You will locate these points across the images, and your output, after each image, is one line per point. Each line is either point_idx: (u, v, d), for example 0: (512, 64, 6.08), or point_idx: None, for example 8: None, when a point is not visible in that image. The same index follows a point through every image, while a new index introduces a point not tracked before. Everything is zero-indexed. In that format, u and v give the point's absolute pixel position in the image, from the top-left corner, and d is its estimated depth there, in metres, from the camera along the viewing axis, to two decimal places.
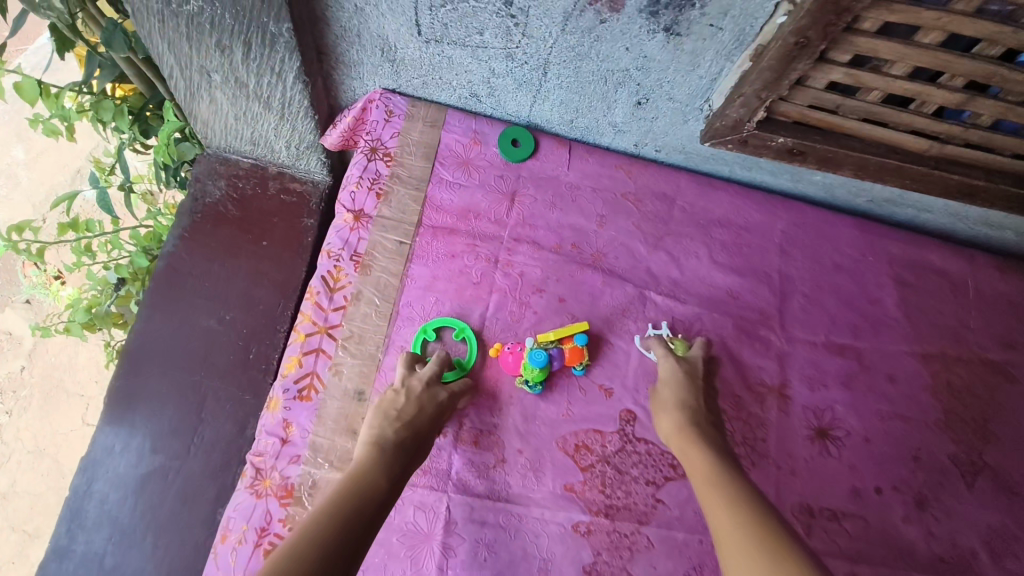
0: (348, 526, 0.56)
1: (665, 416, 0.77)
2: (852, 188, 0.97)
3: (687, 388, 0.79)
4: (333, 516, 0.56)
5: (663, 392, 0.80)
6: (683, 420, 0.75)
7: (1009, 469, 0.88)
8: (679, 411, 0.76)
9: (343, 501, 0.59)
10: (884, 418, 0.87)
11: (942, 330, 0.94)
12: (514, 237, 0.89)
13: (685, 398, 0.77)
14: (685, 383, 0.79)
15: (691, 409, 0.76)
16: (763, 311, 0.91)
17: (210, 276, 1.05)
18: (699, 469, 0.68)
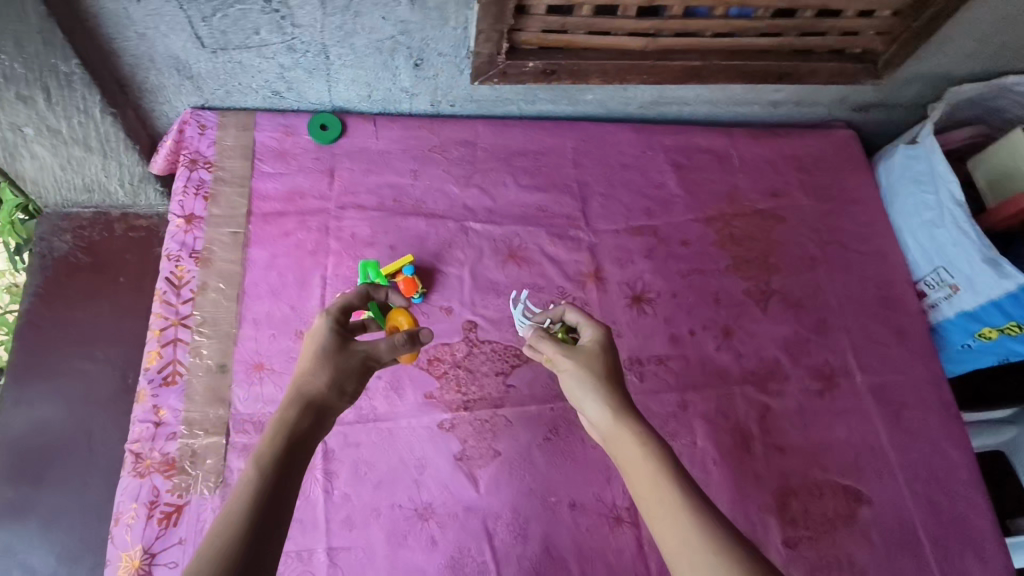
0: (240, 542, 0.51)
1: (586, 397, 0.68)
2: (621, 98, 1.15)
3: (592, 356, 0.71)
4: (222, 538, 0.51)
5: (581, 352, 0.71)
6: (610, 396, 0.67)
7: (793, 288, 1.06)
8: (591, 386, 0.68)
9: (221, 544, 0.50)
10: (684, 275, 1.04)
11: (718, 196, 1.12)
12: (340, 205, 1.00)
13: (602, 369, 0.69)
14: (602, 346, 0.71)
15: (603, 376, 0.68)
16: (570, 216, 1.06)
17: (76, 322, 1.10)
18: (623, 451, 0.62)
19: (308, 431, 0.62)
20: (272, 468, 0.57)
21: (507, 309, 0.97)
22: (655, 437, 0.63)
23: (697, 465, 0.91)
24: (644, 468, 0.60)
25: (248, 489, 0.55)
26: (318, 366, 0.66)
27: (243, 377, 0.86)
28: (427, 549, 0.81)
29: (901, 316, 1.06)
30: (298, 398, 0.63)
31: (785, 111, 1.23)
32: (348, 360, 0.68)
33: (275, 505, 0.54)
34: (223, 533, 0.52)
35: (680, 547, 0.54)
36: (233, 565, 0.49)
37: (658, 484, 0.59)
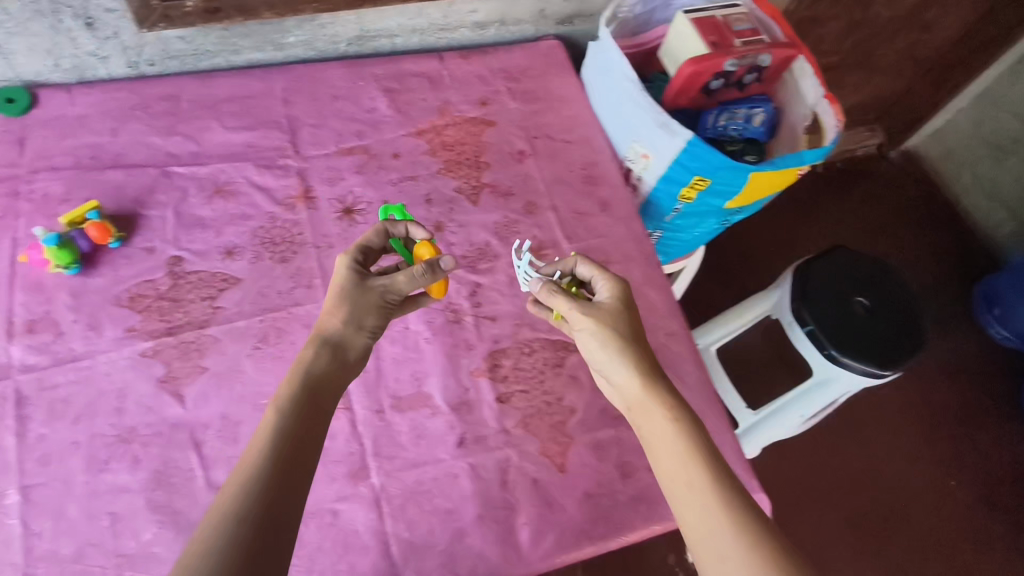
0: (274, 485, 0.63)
1: (611, 361, 0.82)
2: (327, 37, 1.20)
3: (620, 316, 0.84)
4: (262, 458, 0.64)
5: (598, 306, 0.84)
6: (628, 334, 0.82)
7: (502, 179, 1.13)
8: (611, 342, 0.82)
9: (238, 489, 0.61)
10: (396, 183, 1.10)
11: (429, 110, 1.18)
12: (32, 169, 1.01)
13: (613, 320, 0.83)
14: (619, 302, 0.86)
15: (622, 333, 0.82)
16: (279, 147, 1.09)
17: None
18: (653, 421, 0.76)
19: (326, 370, 0.75)
20: (292, 417, 0.69)
21: (213, 240, 0.99)
22: (682, 404, 0.77)
23: (408, 347, 0.96)
24: (671, 439, 0.73)
25: (277, 432, 0.67)
26: (338, 301, 0.80)
27: None
28: (130, 468, 0.83)
29: (605, 189, 1.16)
30: (322, 342, 0.76)
31: (495, 32, 1.31)
32: (366, 292, 0.81)
33: (298, 457, 0.66)
34: (249, 478, 0.62)
35: (692, 496, 0.69)
36: (250, 506, 0.60)
37: (676, 449, 0.73)
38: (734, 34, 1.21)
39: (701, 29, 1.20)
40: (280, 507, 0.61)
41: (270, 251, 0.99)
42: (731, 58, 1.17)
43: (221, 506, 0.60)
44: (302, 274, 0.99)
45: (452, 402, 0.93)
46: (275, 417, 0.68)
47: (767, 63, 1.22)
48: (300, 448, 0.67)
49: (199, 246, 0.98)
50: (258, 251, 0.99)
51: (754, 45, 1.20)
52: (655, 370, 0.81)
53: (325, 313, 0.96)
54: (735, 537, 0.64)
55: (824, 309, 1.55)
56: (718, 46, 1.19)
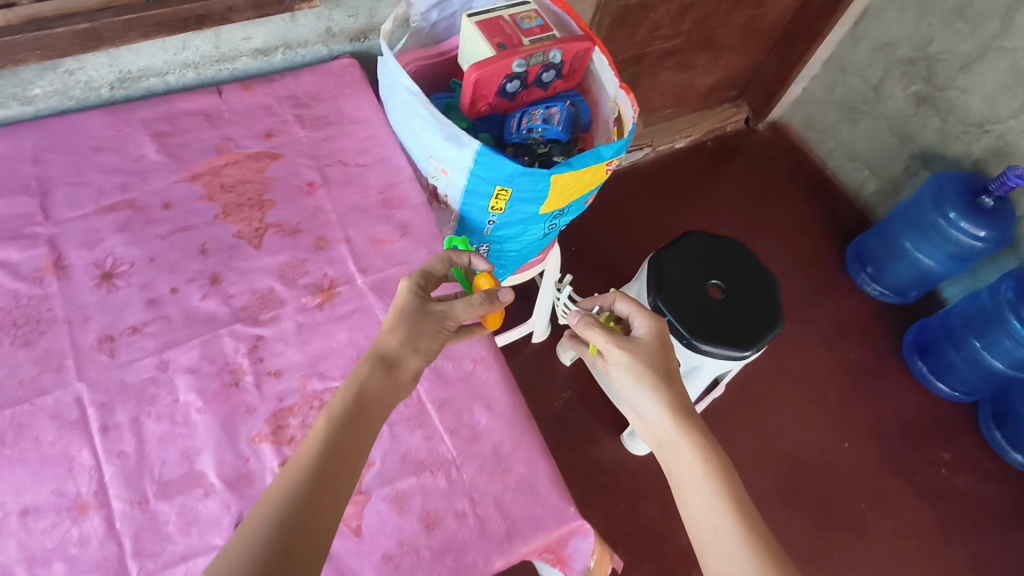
0: (302, 502, 0.69)
1: (637, 386, 0.96)
2: (80, 83, 1.08)
3: (654, 354, 0.98)
4: (300, 485, 0.70)
5: (634, 344, 0.99)
6: (665, 370, 0.96)
7: (289, 216, 1.05)
8: (643, 375, 0.96)
9: (284, 499, 0.69)
10: (165, 236, 0.99)
11: (204, 151, 1.08)
12: None
13: (650, 360, 0.97)
14: (656, 340, 1.00)
15: (658, 368, 0.96)
16: (25, 214, 0.97)
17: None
18: (687, 445, 0.90)
19: (380, 389, 0.82)
20: (339, 425, 0.76)
21: None
22: (707, 435, 0.92)
23: (177, 421, 0.86)
24: (700, 476, 0.87)
25: (317, 446, 0.74)
26: (395, 325, 0.86)
27: None
28: None
29: (403, 212, 1.09)
30: (382, 355, 0.84)
31: (282, 57, 1.22)
32: (422, 317, 0.88)
33: (335, 475, 0.72)
34: (294, 487, 0.70)
35: (716, 517, 0.84)
36: (292, 513, 0.68)
37: (696, 470, 0.88)
38: (522, 33, 1.16)
39: (485, 30, 1.15)
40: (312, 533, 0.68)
41: (12, 334, 0.89)
42: (518, 58, 1.12)
43: (270, 511, 0.68)
44: (50, 357, 0.88)
45: (227, 477, 0.83)
46: (311, 448, 0.73)
47: (560, 59, 1.18)
48: (332, 471, 0.72)
49: None
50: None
51: (543, 42, 1.15)
52: (681, 406, 0.94)
53: (77, 396, 0.86)
54: (738, 536, 0.81)
55: (678, 296, 1.53)
56: (505, 46, 1.13)
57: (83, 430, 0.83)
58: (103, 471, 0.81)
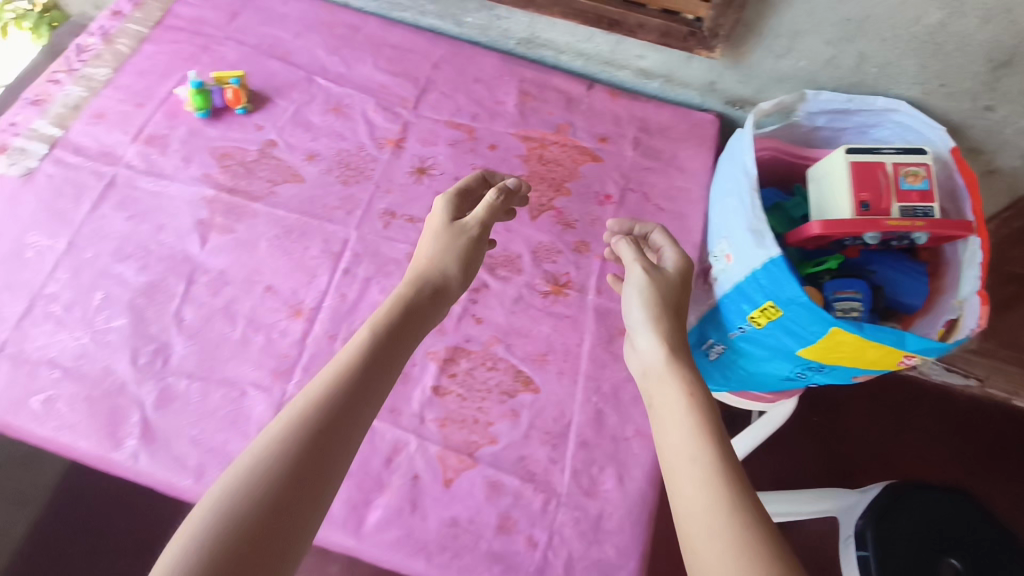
0: (300, 442, 0.59)
1: (634, 310, 0.85)
2: (500, 29, 1.28)
3: (664, 284, 0.86)
4: (311, 408, 0.62)
5: (659, 270, 0.87)
6: (651, 315, 0.83)
7: (573, 210, 1.11)
8: (650, 302, 0.84)
9: (289, 441, 0.58)
10: (477, 168, 1.14)
11: (547, 123, 1.21)
12: (227, 37, 1.23)
13: (665, 291, 0.85)
14: (678, 272, 0.88)
15: (670, 303, 0.84)
16: (402, 98, 1.20)
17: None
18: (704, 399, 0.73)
19: (423, 307, 0.77)
20: (357, 367, 0.67)
21: (307, 142, 1.12)
22: (700, 382, 0.76)
23: None
24: (678, 413, 0.71)
25: (355, 348, 0.69)
26: (435, 250, 0.83)
27: (86, 120, 1.09)
28: (139, 270, 0.97)
29: None
30: (423, 276, 0.80)
31: (655, 86, 1.29)
32: (458, 234, 0.85)
33: (378, 378, 0.68)
34: (305, 422, 0.60)
35: (686, 471, 0.66)
36: (299, 456, 0.58)
37: (677, 410, 0.72)
38: (896, 194, 1.04)
39: (857, 177, 1.04)
40: (343, 443, 0.61)
41: (341, 171, 1.10)
42: (876, 231, 1.01)
43: (250, 466, 0.56)
44: (350, 201, 1.07)
45: None
46: (351, 353, 0.68)
47: (922, 238, 1.04)
48: (340, 415, 0.62)
49: (295, 141, 1.12)
50: (333, 166, 1.10)
51: (912, 218, 1.03)
52: (681, 345, 0.81)
53: (348, 239, 1.04)
54: (710, 496, 0.62)
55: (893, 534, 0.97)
56: (867, 207, 1.04)
57: (332, 261, 1.01)
58: (325, 299, 0.98)
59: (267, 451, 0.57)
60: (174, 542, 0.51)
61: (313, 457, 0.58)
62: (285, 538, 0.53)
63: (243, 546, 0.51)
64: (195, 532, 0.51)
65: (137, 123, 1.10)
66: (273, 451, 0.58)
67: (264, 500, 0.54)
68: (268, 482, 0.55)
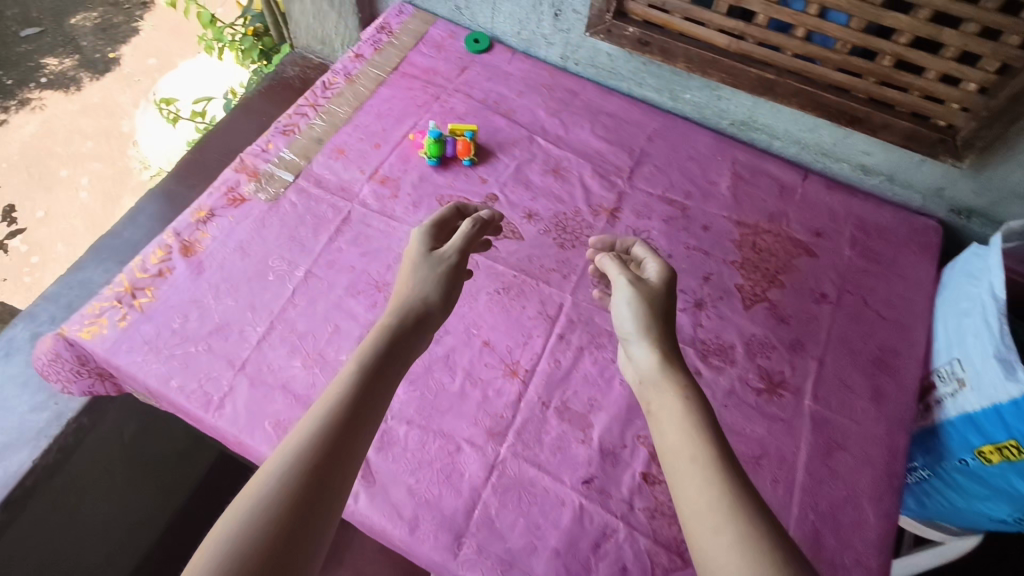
0: (323, 444, 0.62)
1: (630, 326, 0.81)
2: (717, 109, 1.29)
3: (665, 292, 0.84)
4: (327, 410, 0.65)
5: (642, 282, 0.85)
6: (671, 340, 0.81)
7: (788, 305, 1.07)
8: (643, 313, 0.81)
9: (312, 436, 0.63)
10: (690, 248, 1.13)
11: (761, 210, 1.19)
12: (455, 89, 1.29)
13: (653, 301, 0.82)
14: (663, 284, 0.85)
15: (659, 310, 0.81)
16: (617, 166, 1.22)
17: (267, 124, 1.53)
18: (672, 401, 0.72)
19: (402, 332, 0.77)
20: (367, 368, 0.71)
21: (527, 201, 1.15)
22: (695, 386, 0.74)
23: (603, 376, 0.98)
24: (678, 420, 0.70)
25: (365, 363, 0.72)
26: (413, 279, 0.84)
27: (327, 154, 1.16)
28: (368, 307, 1.00)
29: (889, 381, 1.01)
30: (407, 304, 0.80)
31: (873, 183, 1.26)
32: (436, 263, 0.86)
33: (378, 394, 0.70)
34: (325, 421, 0.64)
35: (687, 472, 0.65)
36: (311, 455, 0.61)
37: (679, 421, 0.70)
38: None
39: None
40: (346, 457, 0.63)
41: (558, 234, 1.11)
42: None
43: (275, 468, 0.60)
44: (566, 265, 1.08)
45: (604, 445, 0.92)
46: (354, 373, 0.70)
47: None
48: (356, 413, 0.66)
49: (515, 199, 1.15)
50: (550, 228, 1.12)
51: None
52: (674, 353, 0.78)
53: (562, 304, 1.04)
54: (716, 499, 0.62)
55: None
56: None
57: (547, 325, 1.01)
58: (540, 362, 0.98)
59: (301, 456, 0.61)
60: (230, 513, 0.55)
61: (322, 481, 0.60)
62: (304, 545, 0.55)
63: (268, 550, 0.53)
64: (254, 492, 0.57)
65: (373, 162, 1.16)
66: (293, 455, 0.61)
67: (280, 511, 0.56)
68: (282, 487, 0.58)
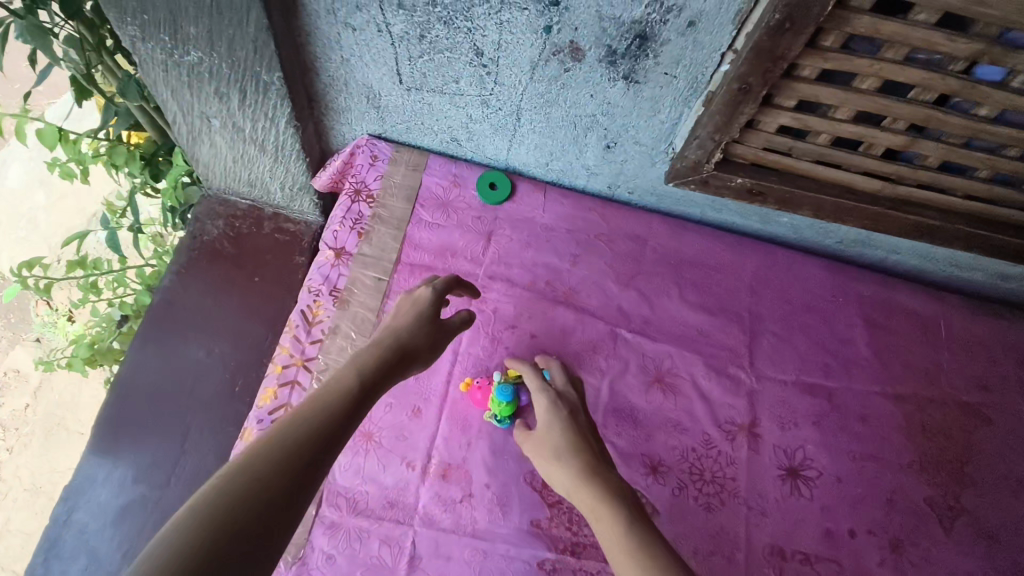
0: (251, 499, 0.47)
1: (551, 471, 0.73)
2: (820, 230, 0.99)
3: (552, 423, 0.75)
4: (267, 454, 0.51)
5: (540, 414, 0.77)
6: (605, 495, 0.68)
7: (990, 514, 0.87)
8: (549, 456, 0.74)
9: (240, 479, 0.48)
10: (857, 458, 0.88)
11: (917, 371, 0.95)
12: (490, 275, 0.92)
13: (552, 437, 0.74)
14: (547, 413, 0.76)
15: (563, 448, 0.73)
16: (733, 350, 0.92)
17: (201, 325, 1.07)
18: (603, 526, 0.66)
19: (379, 381, 0.63)
20: (327, 411, 0.57)
21: (642, 444, 0.85)
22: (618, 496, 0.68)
23: None
24: (613, 540, 0.64)
25: (336, 386, 0.60)
26: (408, 321, 0.72)
27: (350, 445, 0.79)
28: None
29: None
30: (383, 344, 0.67)
31: (1014, 286, 1.02)
32: (416, 309, 0.74)
33: (297, 509, 0.49)
34: (261, 467, 0.49)
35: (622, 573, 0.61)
36: (232, 514, 0.45)
37: (625, 550, 0.62)
38: None
39: None
40: (293, 476, 0.50)
41: (697, 489, 0.83)
42: None
43: (201, 518, 0.45)
44: (724, 539, 0.81)
45: None
46: (325, 397, 0.58)
47: None
48: (307, 452, 0.52)
49: (625, 444, 0.85)
50: (684, 481, 0.83)
51: None
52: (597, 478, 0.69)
53: None
54: None
55: None
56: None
57: None
58: None
59: (242, 482, 0.48)
60: (145, 549, 0.42)
61: (267, 499, 0.48)
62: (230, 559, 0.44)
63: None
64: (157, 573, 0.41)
65: (421, 441, 0.80)
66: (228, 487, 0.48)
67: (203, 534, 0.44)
68: (210, 517, 0.45)
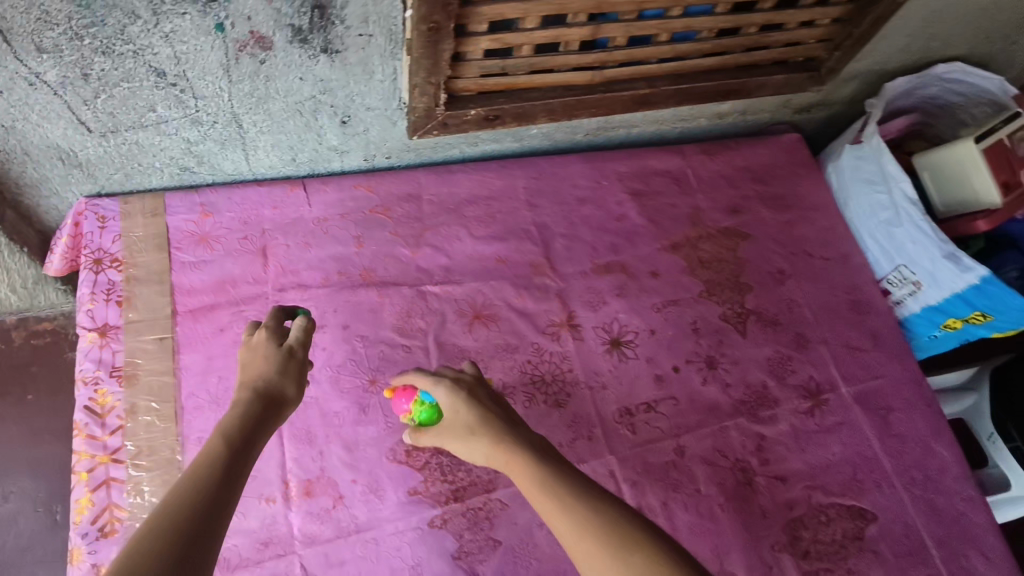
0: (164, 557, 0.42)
1: (459, 447, 0.66)
2: (566, 129, 1.09)
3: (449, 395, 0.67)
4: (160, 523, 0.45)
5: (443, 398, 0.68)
6: (551, 477, 0.58)
7: (767, 305, 1.03)
8: (459, 443, 0.66)
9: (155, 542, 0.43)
10: (661, 308, 0.99)
11: (680, 219, 1.07)
12: (280, 287, 0.89)
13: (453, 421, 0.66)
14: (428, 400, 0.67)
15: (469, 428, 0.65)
16: (532, 263, 0.99)
17: None
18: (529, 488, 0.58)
19: (252, 429, 0.57)
20: (204, 478, 0.50)
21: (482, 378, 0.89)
22: (542, 456, 0.61)
23: (703, 513, 0.87)
24: (541, 491, 0.57)
25: (204, 462, 0.52)
26: (261, 365, 0.63)
27: None
28: None
29: (873, 319, 1.06)
30: (245, 395, 0.60)
31: (728, 122, 1.20)
32: (268, 355, 0.64)
33: (208, 534, 0.46)
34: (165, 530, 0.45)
35: (564, 516, 0.55)
36: None
37: (555, 510, 0.56)
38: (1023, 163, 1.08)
39: (994, 163, 1.07)
40: (191, 554, 0.44)
41: (543, 392, 0.90)
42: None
43: None
44: (581, 422, 0.89)
45: None
46: (199, 477, 0.50)
47: None
48: (199, 514, 0.47)
49: None
50: (530, 392, 0.90)
51: None
52: (504, 431, 0.63)
53: (611, 471, 0.87)
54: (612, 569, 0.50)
55: None
56: (1009, 187, 1.07)
57: None
58: None
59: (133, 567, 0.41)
60: None
61: None
62: None
63: None
64: None
65: (272, 472, 0.79)
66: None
67: None
68: None
